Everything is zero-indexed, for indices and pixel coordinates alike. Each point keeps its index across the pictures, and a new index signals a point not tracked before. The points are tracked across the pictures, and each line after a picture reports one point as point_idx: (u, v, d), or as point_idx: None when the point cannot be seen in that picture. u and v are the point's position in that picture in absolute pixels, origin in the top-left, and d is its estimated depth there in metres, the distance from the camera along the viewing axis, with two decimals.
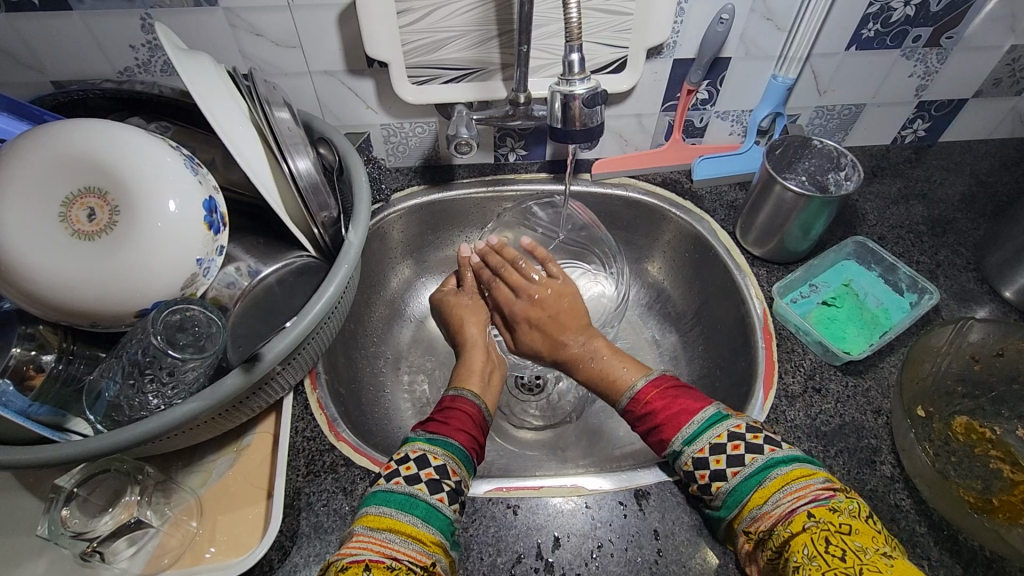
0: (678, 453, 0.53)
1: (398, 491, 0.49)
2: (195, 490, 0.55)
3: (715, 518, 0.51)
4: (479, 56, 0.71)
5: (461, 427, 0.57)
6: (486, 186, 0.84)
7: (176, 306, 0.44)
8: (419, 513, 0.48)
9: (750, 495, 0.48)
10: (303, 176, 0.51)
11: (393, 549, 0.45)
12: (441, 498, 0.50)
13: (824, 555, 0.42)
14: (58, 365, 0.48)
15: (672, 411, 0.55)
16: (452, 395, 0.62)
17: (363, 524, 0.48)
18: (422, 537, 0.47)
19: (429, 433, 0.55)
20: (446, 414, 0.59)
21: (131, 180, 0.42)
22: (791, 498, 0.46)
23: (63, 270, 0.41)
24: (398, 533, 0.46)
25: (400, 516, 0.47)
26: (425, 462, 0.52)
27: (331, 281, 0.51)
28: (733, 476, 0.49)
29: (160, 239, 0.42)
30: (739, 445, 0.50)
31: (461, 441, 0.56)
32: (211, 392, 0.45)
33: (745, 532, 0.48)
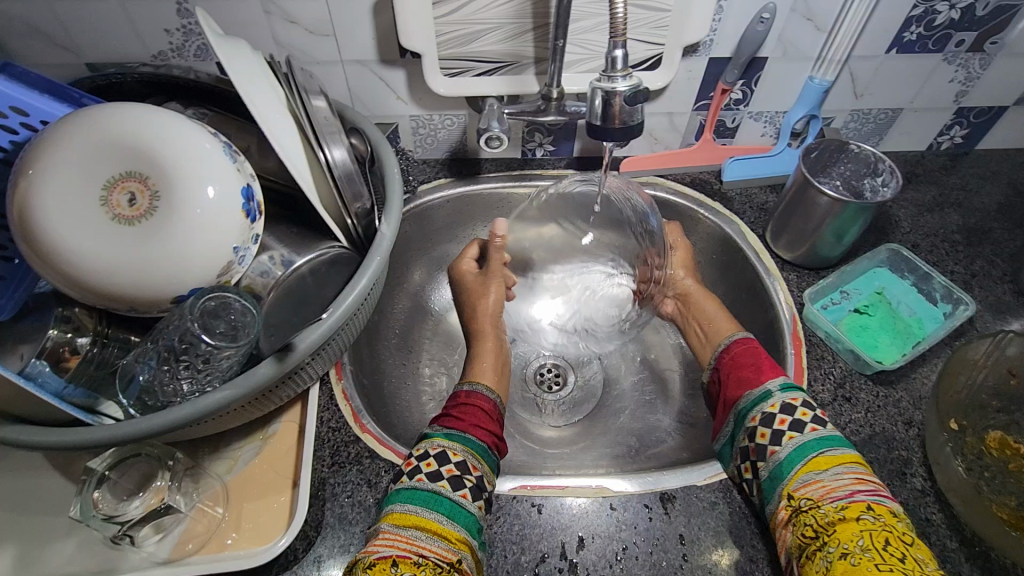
0: (768, 394, 0.56)
1: (420, 488, 0.50)
2: (221, 477, 0.55)
3: (763, 487, 0.52)
4: (513, 49, 0.70)
5: (477, 421, 0.58)
6: (513, 180, 0.84)
7: (211, 294, 0.44)
8: (443, 510, 0.49)
9: (813, 459, 0.51)
10: (339, 166, 0.50)
11: (419, 546, 0.46)
12: (462, 496, 0.50)
13: (881, 551, 0.44)
14: (92, 348, 0.48)
15: (765, 364, 0.60)
16: (463, 390, 0.62)
17: (388, 522, 0.48)
18: (447, 535, 0.47)
19: (447, 430, 0.56)
20: (460, 405, 0.60)
21: (171, 165, 0.42)
22: (851, 480, 0.48)
23: (102, 255, 0.41)
24: (423, 530, 0.47)
25: (422, 513, 0.48)
26: (445, 458, 0.52)
27: (363, 273, 0.51)
28: (810, 430, 0.53)
29: (199, 225, 0.42)
30: (807, 413, 0.54)
31: (482, 435, 0.56)
32: (243, 381, 0.45)
33: (789, 500, 0.50)
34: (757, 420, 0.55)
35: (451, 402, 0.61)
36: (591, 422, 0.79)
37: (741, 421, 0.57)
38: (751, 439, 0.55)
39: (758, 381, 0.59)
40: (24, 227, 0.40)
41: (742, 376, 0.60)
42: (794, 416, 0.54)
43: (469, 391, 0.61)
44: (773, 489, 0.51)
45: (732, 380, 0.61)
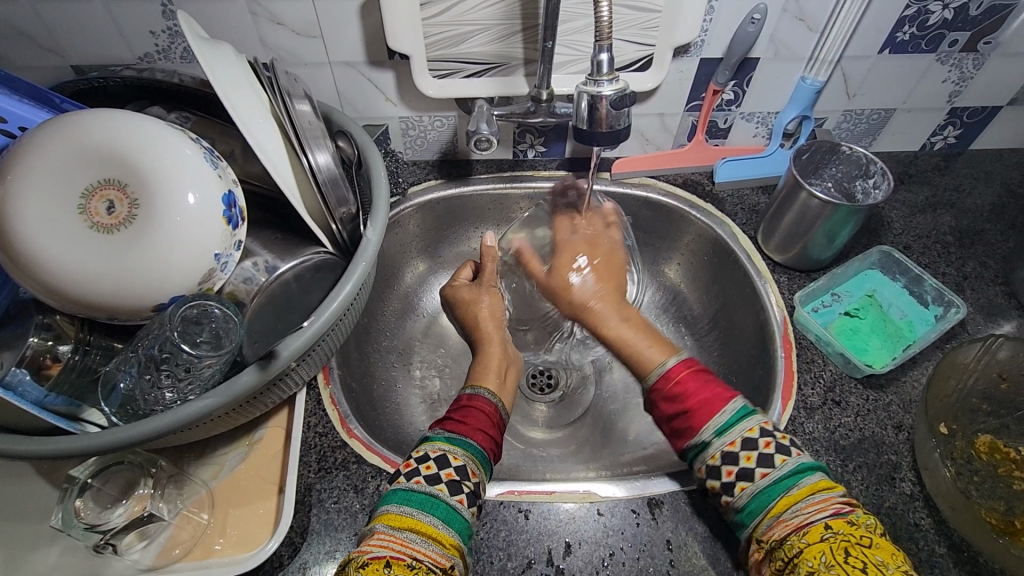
0: (705, 444, 0.52)
1: (420, 491, 0.49)
2: (206, 483, 0.55)
3: (736, 528, 0.50)
4: (502, 50, 0.70)
5: (479, 425, 0.57)
6: (504, 182, 0.83)
7: (193, 302, 0.43)
8: (439, 515, 0.48)
9: (774, 504, 0.48)
10: (322, 171, 0.50)
11: (413, 549, 0.45)
12: (459, 502, 0.50)
13: (843, 564, 0.41)
14: (74, 356, 0.47)
15: (689, 403, 0.54)
16: (467, 394, 0.62)
17: (384, 522, 0.47)
18: (442, 539, 0.46)
19: (449, 433, 0.55)
20: (462, 411, 0.59)
21: (150, 173, 0.41)
22: (811, 509, 0.46)
23: (81, 264, 0.40)
24: (418, 533, 0.46)
25: (420, 516, 0.47)
26: (445, 461, 0.52)
27: (347, 279, 0.50)
28: (761, 476, 0.49)
29: (180, 233, 0.42)
30: (751, 456, 0.50)
31: (483, 441, 0.56)
32: (226, 389, 0.44)
33: (758, 541, 0.47)
34: (705, 471, 0.52)
35: (455, 407, 0.61)
36: (582, 424, 0.79)
37: (694, 465, 0.55)
38: (706, 489, 0.53)
39: (695, 428, 0.54)
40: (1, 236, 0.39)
41: (682, 412, 0.55)
42: (739, 464, 0.50)
43: (471, 396, 0.61)
44: (745, 527, 0.49)
45: (679, 420, 0.57)
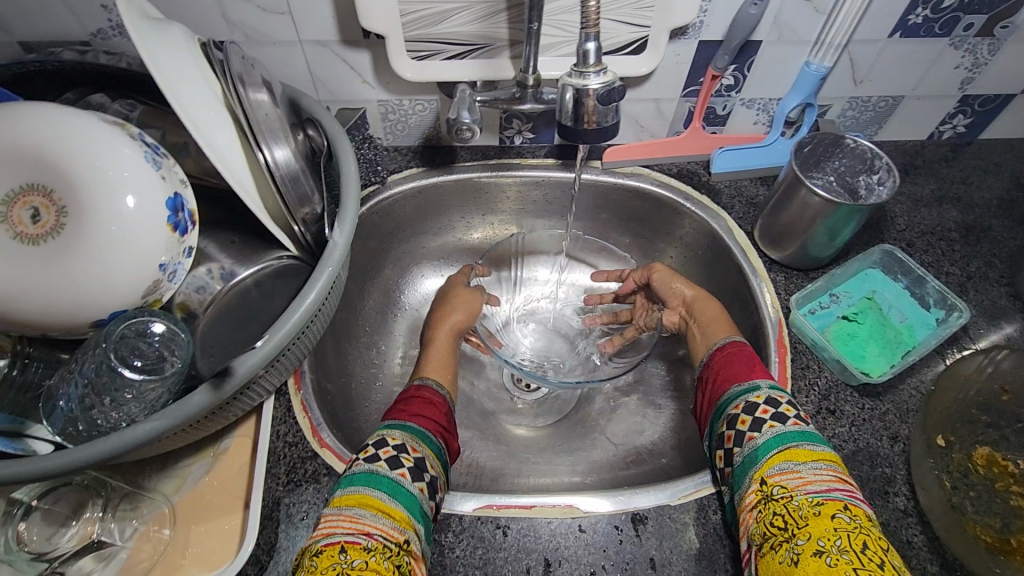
0: (756, 387, 0.54)
1: (361, 471, 0.48)
2: (168, 497, 0.52)
3: (737, 471, 0.50)
4: (485, 31, 0.65)
5: (425, 413, 0.57)
6: (491, 170, 0.79)
7: (136, 318, 0.40)
8: (384, 489, 0.47)
9: (791, 448, 0.48)
10: (282, 168, 0.46)
11: (365, 525, 0.44)
12: (403, 475, 0.49)
13: (858, 553, 0.41)
14: (12, 370, 0.44)
15: (755, 364, 0.57)
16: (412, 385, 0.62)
17: (333, 504, 0.46)
18: (390, 512, 0.46)
19: (391, 420, 0.55)
20: (407, 397, 0.59)
21: (79, 177, 0.37)
22: (829, 475, 0.46)
23: (4, 279, 0.37)
24: (366, 508, 0.45)
25: (365, 491, 0.46)
26: (383, 442, 0.52)
27: (311, 287, 0.47)
28: (793, 424, 0.50)
29: (114, 244, 0.38)
30: (791, 410, 0.52)
31: (428, 425, 0.56)
32: (176, 411, 0.41)
33: (761, 484, 0.48)
34: (740, 407, 0.53)
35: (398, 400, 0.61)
36: (569, 425, 0.77)
37: (721, 411, 0.55)
38: (731, 424, 0.53)
39: (746, 377, 0.56)
40: None
41: (731, 370, 0.58)
42: (777, 409, 0.52)
43: (411, 388, 0.61)
44: (746, 473, 0.49)
45: (721, 373, 0.58)
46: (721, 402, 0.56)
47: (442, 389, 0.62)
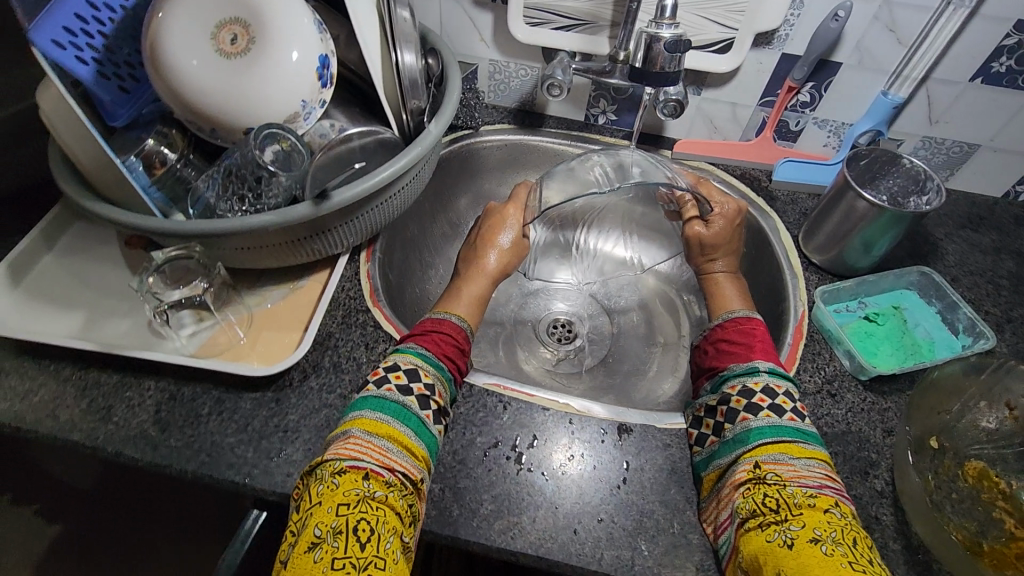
0: (755, 371, 0.57)
1: (391, 400, 0.52)
2: (250, 307, 0.65)
3: (725, 447, 0.54)
4: (594, 9, 0.75)
5: (444, 347, 0.60)
6: (569, 141, 0.90)
7: (275, 130, 0.52)
8: (412, 426, 0.51)
9: (785, 439, 0.51)
10: (407, 63, 0.58)
11: (390, 459, 0.48)
12: (426, 416, 0.53)
13: (850, 546, 0.43)
14: (177, 164, 0.58)
15: (757, 346, 0.62)
16: (430, 314, 0.65)
17: (360, 427, 0.50)
18: (413, 451, 0.50)
19: (422, 348, 0.58)
20: (432, 326, 0.62)
21: (269, 21, 0.51)
22: (821, 475, 0.49)
23: (200, 78, 0.50)
24: (394, 442, 0.49)
25: (395, 425, 0.50)
26: (416, 376, 0.55)
27: (402, 157, 0.58)
28: (788, 418, 0.53)
29: (279, 75, 0.51)
30: (786, 401, 0.55)
31: (453, 362, 0.59)
32: (283, 212, 0.54)
33: (755, 465, 0.50)
34: (735, 389, 0.57)
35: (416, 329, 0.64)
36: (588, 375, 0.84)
37: (720, 386, 0.59)
38: (726, 402, 0.56)
39: (746, 358, 0.60)
40: (152, 42, 0.50)
41: (734, 350, 0.62)
42: (773, 399, 0.55)
43: (436, 318, 0.64)
44: (734, 449, 0.53)
45: (722, 352, 0.63)
46: (720, 375, 0.60)
47: (461, 320, 0.64)
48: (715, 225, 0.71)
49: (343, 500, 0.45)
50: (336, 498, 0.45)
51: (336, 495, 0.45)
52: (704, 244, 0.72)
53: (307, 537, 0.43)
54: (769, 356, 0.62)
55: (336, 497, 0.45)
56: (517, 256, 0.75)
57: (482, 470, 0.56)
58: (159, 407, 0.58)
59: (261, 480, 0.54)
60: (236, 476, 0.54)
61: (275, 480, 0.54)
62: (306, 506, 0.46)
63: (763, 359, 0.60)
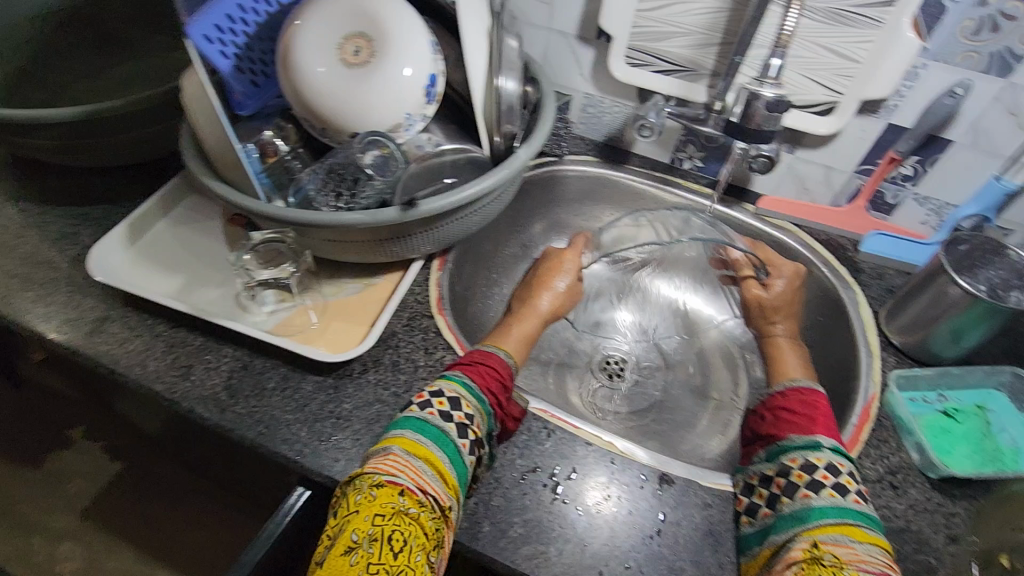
0: (817, 446, 0.55)
1: (433, 424, 0.53)
2: (326, 296, 0.69)
3: (781, 520, 0.52)
4: (696, 57, 0.76)
5: (487, 379, 0.59)
6: (656, 182, 0.90)
7: (377, 138, 0.56)
8: (447, 452, 0.52)
9: (849, 524, 0.49)
10: (508, 89, 0.61)
11: (424, 480, 0.49)
12: (463, 446, 0.53)
13: None
14: (286, 156, 0.63)
15: (820, 420, 0.59)
16: (480, 347, 0.65)
17: (400, 446, 0.51)
18: (446, 477, 0.50)
19: (466, 378, 0.58)
20: (480, 357, 0.62)
21: (391, 38, 0.55)
22: (883, 565, 0.47)
23: (321, 81, 0.54)
24: (429, 465, 0.50)
25: (432, 449, 0.51)
26: (458, 404, 0.55)
27: (489, 177, 0.61)
28: (852, 501, 0.51)
29: (391, 87, 0.55)
30: (851, 483, 0.52)
31: (495, 396, 0.59)
32: (373, 215, 0.57)
33: (814, 543, 0.48)
34: (797, 462, 0.54)
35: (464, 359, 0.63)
36: (634, 417, 0.83)
37: (778, 456, 0.56)
38: (785, 474, 0.54)
39: (808, 430, 0.58)
40: (286, 45, 0.55)
41: (796, 420, 0.59)
42: (837, 478, 0.53)
43: (485, 351, 0.63)
44: (791, 525, 0.51)
45: (782, 421, 0.60)
46: (778, 445, 0.57)
47: (509, 357, 0.64)
48: (773, 288, 0.78)
49: (379, 511, 0.46)
50: (373, 508, 0.46)
51: (373, 506, 0.46)
52: (762, 304, 0.79)
53: (343, 541, 0.45)
54: (833, 432, 0.59)
55: (372, 507, 0.46)
56: (569, 300, 0.80)
57: (517, 492, 0.57)
58: (231, 374, 0.63)
59: (309, 460, 0.57)
60: (289, 451, 0.58)
61: (322, 463, 0.57)
62: (343, 513, 0.48)
63: (825, 434, 0.57)
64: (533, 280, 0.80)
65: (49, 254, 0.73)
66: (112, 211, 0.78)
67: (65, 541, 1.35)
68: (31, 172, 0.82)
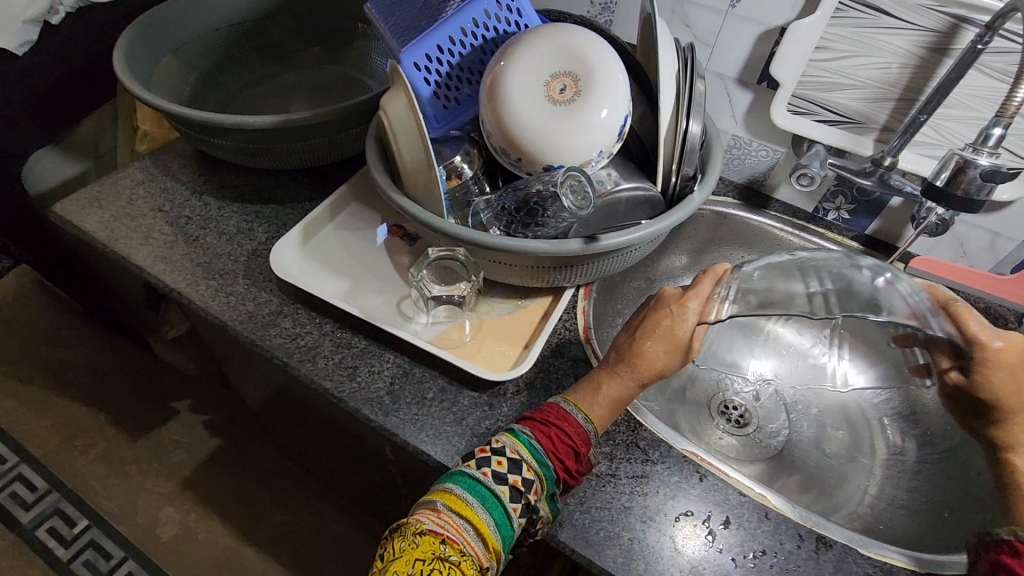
0: None
1: (484, 485, 0.51)
2: (480, 314, 0.72)
3: None
4: (867, 111, 0.75)
5: (557, 443, 0.55)
6: (793, 228, 0.88)
7: (570, 172, 0.58)
8: (495, 516, 0.50)
9: None
10: (692, 133, 0.63)
11: (463, 538, 0.49)
12: (514, 512, 0.51)
13: None
14: (469, 180, 0.67)
15: None
16: (554, 402, 0.59)
17: (444, 499, 0.50)
18: (488, 541, 0.50)
19: (531, 438, 0.54)
20: (554, 418, 0.57)
21: (596, 79, 0.58)
22: None
23: (527, 114, 0.57)
24: (472, 526, 0.49)
25: (477, 510, 0.50)
26: (518, 468, 0.52)
27: (668, 217, 0.62)
28: None
29: (591, 125, 0.58)
30: None
31: (562, 465, 0.54)
32: (558, 245, 0.60)
33: None
34: None
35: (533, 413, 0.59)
36: (760, 468, 0.81)
37: None
38: None
39: None
40: (495, 79, 0.59)
41: None
42: None
43: (562, 409, 0.57)
44: None
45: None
46: None
47: (587, 423, 0.56)
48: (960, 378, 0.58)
49: (421, 557, 0.47)
50: (414, 553, 0.47)
51: (415, 550, 0.48)
52: (976, 404, 0.58)
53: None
54: None
55: (414, 553, 0.47)
56: (677, 358, 0.59)
57: (673, 534, 0.57)
58: (393, 380, 0.66)
59: None
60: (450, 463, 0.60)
61: None
62: (387, 555, 0.50)
63: None
64: (635, 325, 0.60)
65: (227, 247, 0.79)
66: (282, 211, 0.84)
67: (166, 507, 1.42)
68: (210, 168, 0.89)
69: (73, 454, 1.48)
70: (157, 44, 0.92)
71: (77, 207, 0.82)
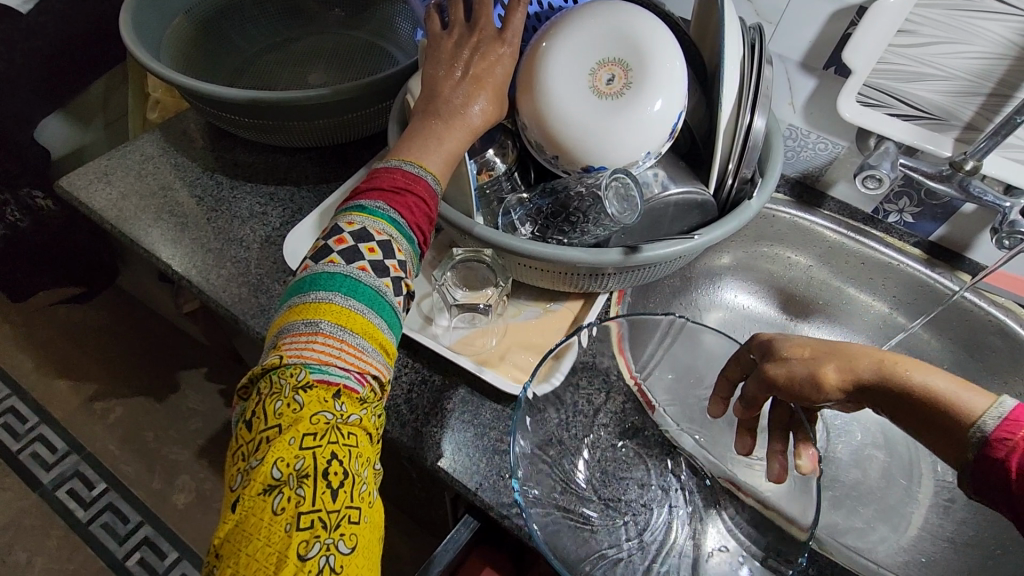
0: None
1: (365, 284, 0.46)
2: (506, 318, 0.66)
3: None
4: (950, 106, 0.67)
5: (412, 201, 0.49)
6: (847, 231, 0.81)
7: (617, 174, 0.52)
8: (385, 318, 0.47)
9: None
10: (756, 131, 0.56)
11: (366, 362, 0.45)
12: (397, 303, 0.48)
13: None
14: (500, 176, 0.61)
15: None
16: (394, 166, 0.50)
17: (330, 320, 0.44)
18: (387, 350, 0.47)
19: (395, 216, 0.48)
20: (408, 186, 0.50)
21: (650, 68, 0.52)
22: None
23: (570, 108, 0.52)
24: (368, 341, 0.45)
25: (370, 318, 0.46)
26: (390, 252, 0.48)
27: (721, 225, 0.55)
28: None
29: (643, 119, 0.52)
30: None
31: (425, 235, 0.51)
32: (600, 254, 0.54)
33: None
34: None
35: (370, 181, 0.50)
36: None
37: None
38: None
39: None
40: (534, 66, 0.53)
41: None
42: None
43: (411, 175, 0.50)
44: None
45: None
46: None
47: (440, 185, 0.51)
48: (833, 375, 0.50)
49: (309, 429, 0.41)
50: (301, 427, 0.41)
51: (301, 422, 0.41)
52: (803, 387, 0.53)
53: (263, 478, 0.40)
54: None
55: (300, 424, 0.41)
56: (501, 109, 0.54)
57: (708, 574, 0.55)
58: (411, 388, 0.62)
59: (488, 495, 0.56)
60: (469, 483, 0.57)
61: (502, 500, 0.56)
62: (259, 427, 0.42)
63: None
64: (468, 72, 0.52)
65: (239, 231, 0.75)
66: (298, 193, 0.79)
67: (181, 474, 1.43)
68: (222, 144, 0.84)
69: (91, 417, 1.49)
70: (165, 6, 0.85)
71: (85, 181, 0.78)
